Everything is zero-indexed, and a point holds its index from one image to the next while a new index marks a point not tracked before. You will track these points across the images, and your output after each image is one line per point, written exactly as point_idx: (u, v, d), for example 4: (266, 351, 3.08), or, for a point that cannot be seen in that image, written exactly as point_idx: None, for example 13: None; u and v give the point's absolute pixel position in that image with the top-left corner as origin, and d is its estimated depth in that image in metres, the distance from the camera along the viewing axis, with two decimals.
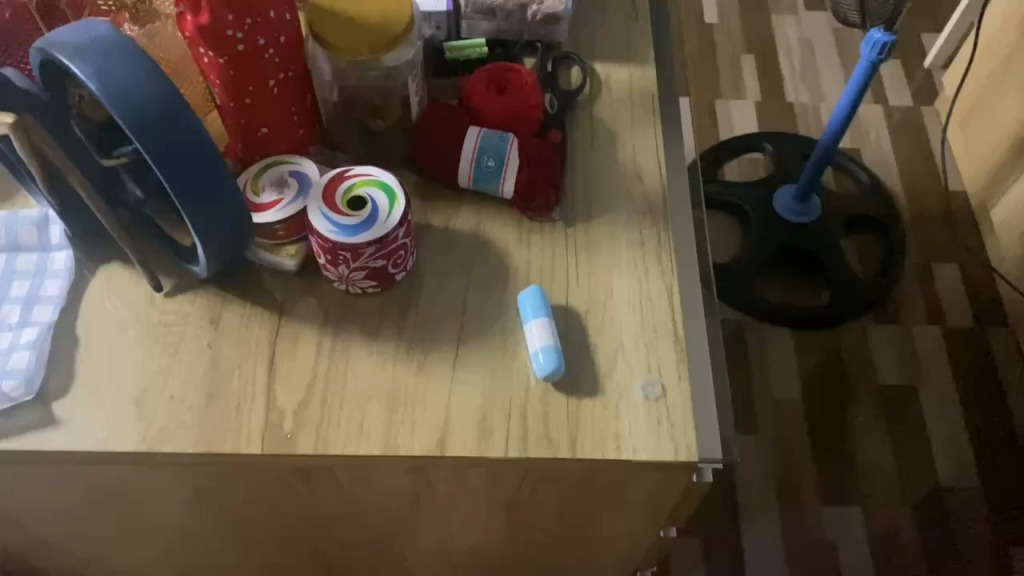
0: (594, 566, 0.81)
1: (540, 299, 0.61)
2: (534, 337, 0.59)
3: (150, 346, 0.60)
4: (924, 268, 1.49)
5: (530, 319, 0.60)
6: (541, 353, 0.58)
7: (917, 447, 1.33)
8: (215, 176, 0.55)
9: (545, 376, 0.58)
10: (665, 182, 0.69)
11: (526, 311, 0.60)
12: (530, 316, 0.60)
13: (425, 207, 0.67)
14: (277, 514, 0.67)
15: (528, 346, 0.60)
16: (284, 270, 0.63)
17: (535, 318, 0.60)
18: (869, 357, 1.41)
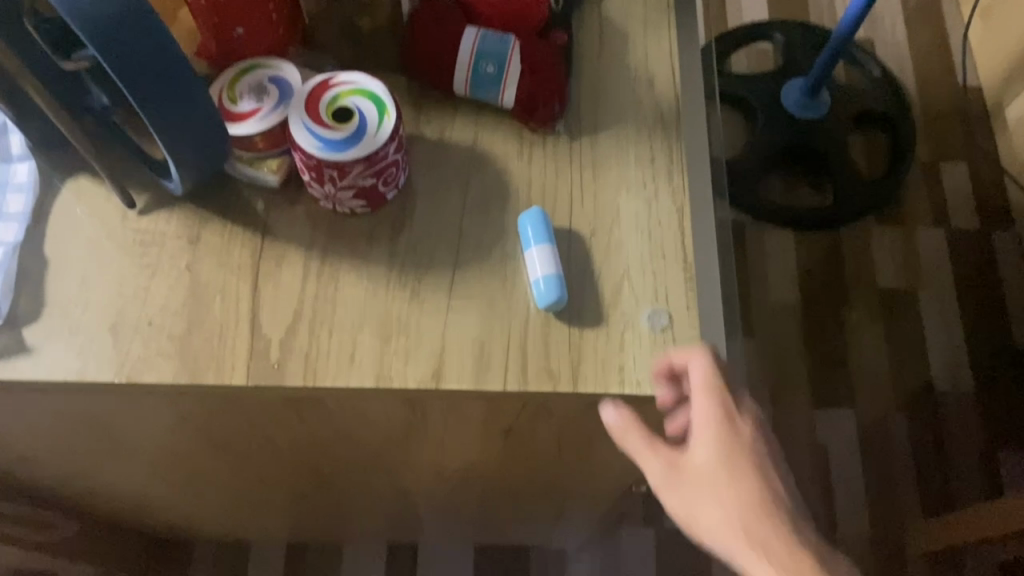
0: (590, 482, 0.81)
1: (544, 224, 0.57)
2: (534, 266, 0.56)
3: (125, 268, 0.56)
4: (932, 167, 1.44)
5: (531, 246, 0.56)
6: (541, 281, 0.55)
7: (913, 351, 1.32)
8: (186, 92, 0.51)
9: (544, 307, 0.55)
10: (679, 89, 0.64)
11: (528, 237, 0.57)
12: (532, 244, 0.56)
13: (417, 115, 0.62)
14: (268, 437, 0.65)
15: (527, 274, 0.56)
16: (266, 185, 0.59)
17: (536, 245, 0.56)
18: (871, 260, 1.37)
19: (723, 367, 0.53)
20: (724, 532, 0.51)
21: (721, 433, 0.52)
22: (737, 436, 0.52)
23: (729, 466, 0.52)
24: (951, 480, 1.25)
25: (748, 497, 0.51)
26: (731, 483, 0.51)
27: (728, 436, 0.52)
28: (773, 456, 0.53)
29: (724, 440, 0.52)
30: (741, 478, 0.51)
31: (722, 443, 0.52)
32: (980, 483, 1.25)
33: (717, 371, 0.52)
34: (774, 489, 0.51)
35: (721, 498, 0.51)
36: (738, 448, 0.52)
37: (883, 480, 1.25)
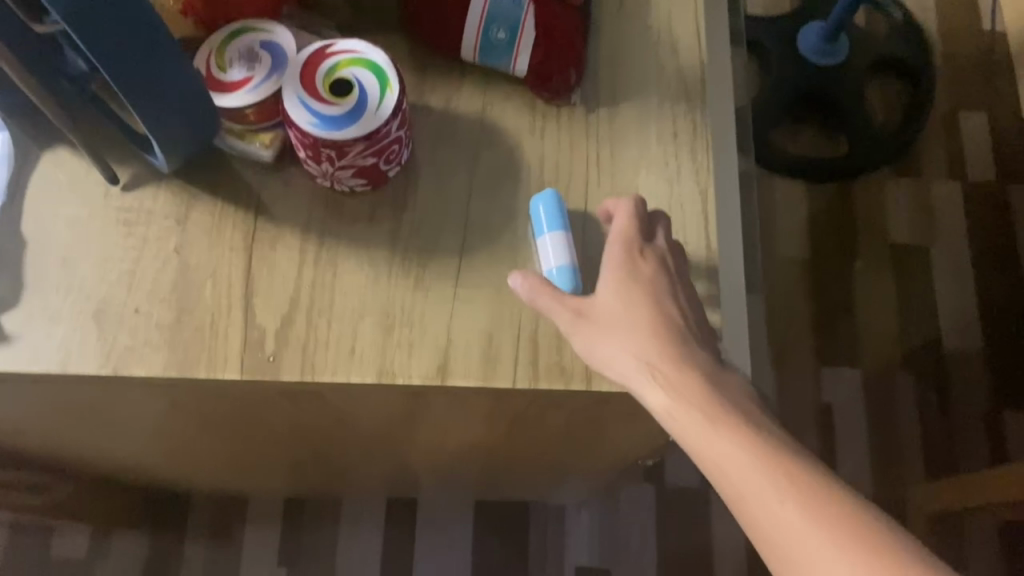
0: (598, 458, 0.78)
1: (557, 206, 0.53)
2: (547, 255, 0.52)
3: (108, 250, 0.53)
4: (950, 117, 1.39)
5: (544, 232, 0.52)
6: (557, 272, 0.51)
7: (921, 310, 1.29)
8: (161, 58, 0.46)
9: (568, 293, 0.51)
10: (704, 56, 0.59)
11: (541, 224, 0.52)
12: (546, 230, 0.52)
13: (421, 83, 0.57)
14: (262, 420, 0.62)
15: (542, 263, 0.52)
16: (258, 161, 0.55)
17: (550, 231, 0.52)
18: (882, 214, 1.33)
19: (644, 219, 0.52)
20: (620, 364, 0.48)
21: (623, 264, 0.50)
22: (639, 269, 0.50)
23: (630, 302, 0.50)
24: (956, 443, 1.24)
25: (651, 332, 0.49)
26: (632, 315, 0.49)
27: (630, 267, 0.50)
28: (678, 285, 0.51)
29: (625, 273, 0.50)
30: (639, 308, 0.49)
31: (622, 277, 0.50)
32: (985, 445, 1.24)
33: (636, 218, 0.52)
34: (673, 315, 0.50)
35: (618, 331, 0.49)
36: (640, 282, 0.50)
37: (888, 441, 1.24)
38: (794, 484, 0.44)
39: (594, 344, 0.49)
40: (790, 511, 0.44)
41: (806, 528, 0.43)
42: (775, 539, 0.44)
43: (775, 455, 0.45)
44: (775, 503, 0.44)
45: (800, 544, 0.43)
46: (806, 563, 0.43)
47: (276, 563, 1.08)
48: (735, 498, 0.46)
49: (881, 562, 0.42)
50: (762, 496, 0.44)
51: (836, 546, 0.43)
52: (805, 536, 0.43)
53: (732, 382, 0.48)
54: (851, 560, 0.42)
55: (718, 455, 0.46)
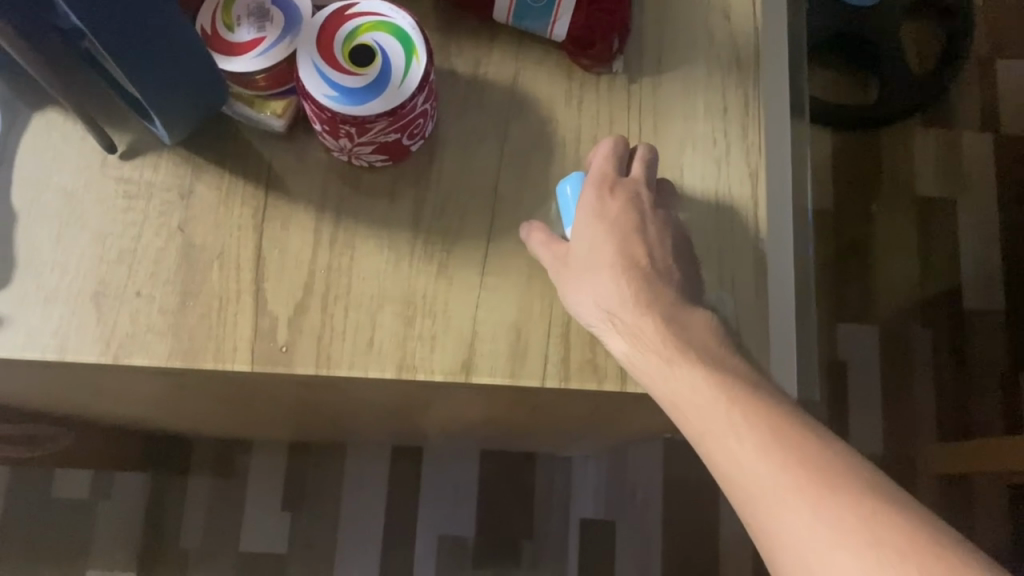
0: (616, 433, 0.74)
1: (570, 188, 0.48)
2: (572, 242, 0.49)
3: (106, 225, 0.48)
4: (987, 65, 1.31)
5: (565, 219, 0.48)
6: None
7: (946, 266, 1.24)
8: (155, 17, 0.41)
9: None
10: (759, 20, 0.54)
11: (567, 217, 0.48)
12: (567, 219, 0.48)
13: (448, 44, 0.52)
14: (267, 395, 0.58)
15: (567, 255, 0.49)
16: (270, 130, 0.50)
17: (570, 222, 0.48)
18: (911, 164, 1.26)
19: (624, 158, 0.48)
20: (585, 307, 0.45)
21: (589, 200, 0.47)
22: (607, 205, 0.46)
23: (594, 241, 0.46)
24: (972, 405, 1.20)
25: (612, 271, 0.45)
26: (598, 251, 0.45)
27: (598, 202, 0.46)
28: (651, 220, 0.47)
29: (591, 209, 0.46)
30: (602, 245, 0.45)
31: (587, 213, 0.46)
32: (1001, 408, 1.20)
33: (613, 157, 0.48)
34: (639, 249, 0.45)
35: (583, 274, 0.45)
36: (605, 219, 0.46)
37: (903, 401, 1.19)
38: (754, 423, 0.39)
39: (564, 287, 0.46)
40: (746, 449, 0.39)
41: (763, 466, 0.38)
42: (734, 482, 0.39)
43: (735, 392, 0.40)
44: (733, 440, 0.39)
45: (757, 486, 0.38)
46: (762, 504, 0.37)
47: (280, 508, 1.04)
48: (698, 441, 0.41)
49: (842, 499, 0.36)
50: (721, 438, 0.39)
51: (793, 485, 0.37)
52: (760, 474, 0.38)
53: (698, 321, 0.44)
54: (809, 500, 0.36)
55: (678, 396, 0.41)
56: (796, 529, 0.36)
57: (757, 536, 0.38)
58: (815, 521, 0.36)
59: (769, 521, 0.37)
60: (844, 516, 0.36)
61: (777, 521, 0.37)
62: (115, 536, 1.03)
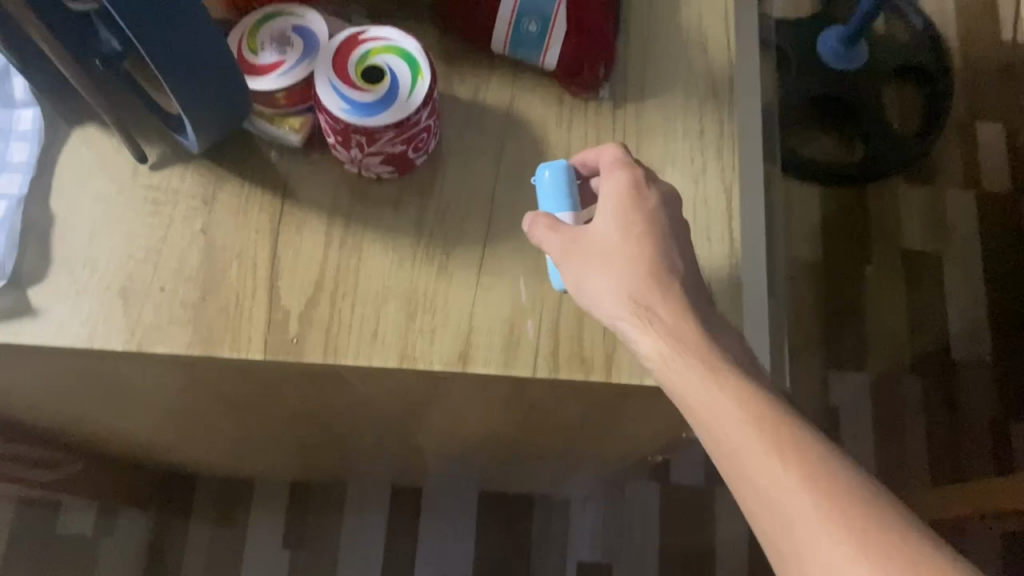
0: (607, 451, 0.78)
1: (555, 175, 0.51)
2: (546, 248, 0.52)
3: (135, 228, 0.53)
4: (966, 127, 1.37)
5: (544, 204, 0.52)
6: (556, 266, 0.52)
7: (933, 313, 1.28)
8: (196, 35, 0.46)
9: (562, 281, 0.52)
10: (733, 55, 0.59)
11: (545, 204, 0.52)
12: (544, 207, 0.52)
13: (450, 73, 0.58)
14: (277, 398, 0.62)
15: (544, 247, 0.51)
16: (287, 145, 0.55)
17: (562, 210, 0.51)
18: (897, 218, 1.32)
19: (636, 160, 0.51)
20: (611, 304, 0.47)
21: (623, 185, 0.49)
22: (644, 200, 0.48)
23: (629, 233, 0.48)
24: (963, 452, 1.22)
25: (646, 268, 0.47)
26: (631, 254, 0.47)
27: (633, 203, 0.48)
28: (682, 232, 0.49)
29: (627, 202, 0.48)
30: (639, 242, 0.47)
31: (624, 203, 0.48)
32: (991, 455, 1.22)
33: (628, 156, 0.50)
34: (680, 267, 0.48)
35: (614, 266, 0.47)
36: (641, 213, 0.48)
37: (894, 446, 1.22)
38: (797, 451, 0.42)
39: (586, 279, 0.47)
40: (792, 477, 0.41)
41: (807, 496, 0.41)
42: (772, 503, 0.41)
43: (769, 417, 0.43)
44: (779, 465, 0.42)
45: (800, 513, 0.41)
46: (802, 530, 0.40)
47: (280, 547, 1.06)
48: (732, 458, 0.43)
49: (882, 536, 0.39)
50: (755, 462, 0.42)
51: (839, 520, 0.40)
52: (796, 498, 0.41)
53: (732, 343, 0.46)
54: (853, 536, 0.39)
55: (722, 411, 0.43)
56: (827, 555, 0.39)
57: (786, 556, 0.41)
58: (854, 553, 0.39)
59: (795, 544, 0.40)
60: (886, 555, 0.39)
61: (814, 547, 0.40)
62: (117, 569, 1.04)
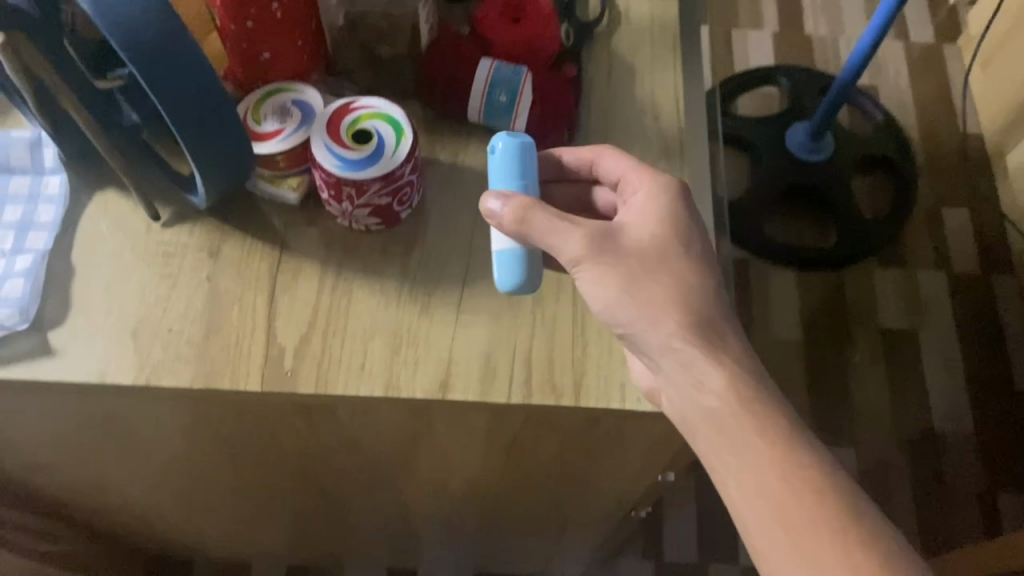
0: (588, 504, 0.82)
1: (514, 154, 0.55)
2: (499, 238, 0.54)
3: (147, 276, 0.59)
4: (934, 212, 1.44)
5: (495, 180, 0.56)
6: (505, 266, 0.54)
7: (914, 384, 1.31)
8: (212, 102, 0.54)
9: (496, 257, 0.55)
10: (683, 121, 0.66)
11: (497, 175, 0.55)
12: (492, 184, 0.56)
13: (432, 141, 0.65)
14: (275, 442, 0.67)
15: (504, 233, 0.54)
16: (285, 202, 0.61)
17: (517, 186, 0.55)
18: (873, 297, 1.37)
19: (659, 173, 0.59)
20: (658, 323, 0.52)
21: (657, 192, 0.56)
22: (682, 215, 0.56)
23: (671, 245, 0.54)
24: (952, 522, 1.23)
25: (689, 281, 0.54)
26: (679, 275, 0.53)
27: (672, 215, 0.55)
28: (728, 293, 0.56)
29: (668, 214, 0.55)
30: (685, 260, 0.54)
31: (664, 213, 0.55)
32: (979, 524, 1.23)
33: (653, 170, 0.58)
34: (723, 312, 0.54)
35: (666, 278, 0.53)
36: (682, 227, 0.55)
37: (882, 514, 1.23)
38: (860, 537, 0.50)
39: (640, 283, 0.53)
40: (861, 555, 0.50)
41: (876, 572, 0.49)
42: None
43: (835, 504, 0.51)
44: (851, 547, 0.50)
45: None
46: None
47: None
48: (806, 538, 0.50)
49: None
50: (807, 534, 0.51)
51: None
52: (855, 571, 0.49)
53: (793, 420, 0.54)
54: None
55: (803, 494, 0.51)
56: None
57: None
58: None
59: None
60: None
61: None
62: None
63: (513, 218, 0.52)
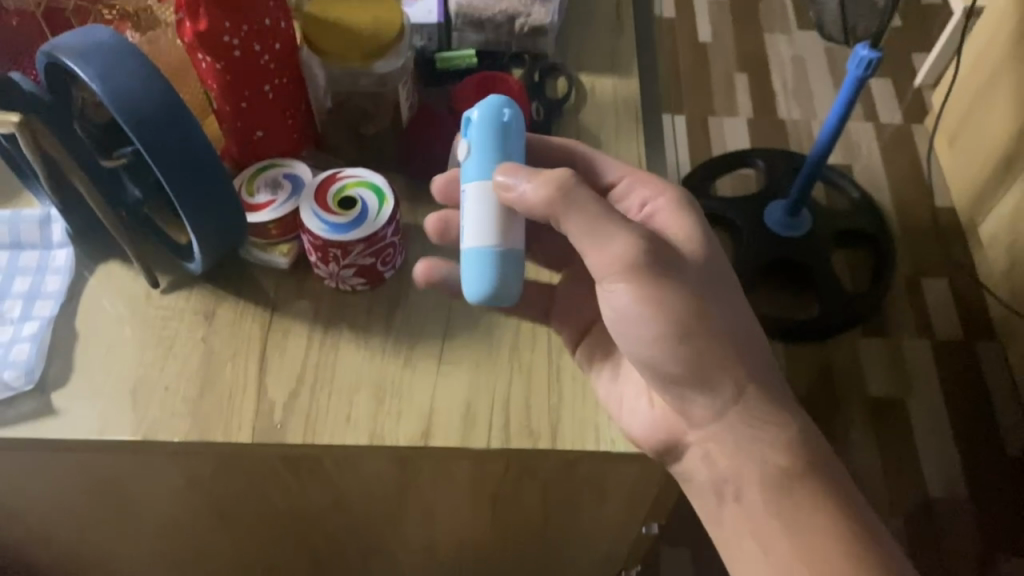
0: (580, 566, 0.83)
1: (494, 131, 0.55)
2: (479, 230, 0.54)
3: (146, 339, 0.62)
4: (912, 283, 1.40)
5: (476, 164, 0.55)
6: (474, 278, 0.54)
7: (905, 455, 1.24)
8: (210, 175, 0.58)
9: (484, 258, 0.54)
10: None
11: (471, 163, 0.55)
12: (467, 169, 0.56)
13: (415, 209, 0.70)
14: (269, 504, 0.69)
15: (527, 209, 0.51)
16: (277, 267, 0.66)
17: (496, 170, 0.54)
18: (858, 367, 1.31)
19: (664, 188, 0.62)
20: (694, 347, 0.52)
21: (683, 207, 0.58)
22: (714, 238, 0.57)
23: (715, 268, 0.55)
24: None
25: (735, 306, 0.55)
26: (715, 295, 0.54)
27: (705, 232, 0.57)
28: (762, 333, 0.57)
29: (701, 232, 0.57)
30: (730, 289, 0.55)
31: (701, 231, 0.57)
32: None
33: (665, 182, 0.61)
34: (760, 341, 0.56)
35: (725, 306, 0.54)
36: (716, 251, 0.57)
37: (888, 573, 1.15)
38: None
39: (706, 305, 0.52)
40: None
41: None
42: None
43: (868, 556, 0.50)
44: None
45: None
46: None
47: None
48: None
49: None
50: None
51: None
52: None
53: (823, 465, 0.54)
54: None
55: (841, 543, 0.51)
56: None
57: None
58: None
59: None
60: None
61: None
62: None
63: (562, 196, 0.50)
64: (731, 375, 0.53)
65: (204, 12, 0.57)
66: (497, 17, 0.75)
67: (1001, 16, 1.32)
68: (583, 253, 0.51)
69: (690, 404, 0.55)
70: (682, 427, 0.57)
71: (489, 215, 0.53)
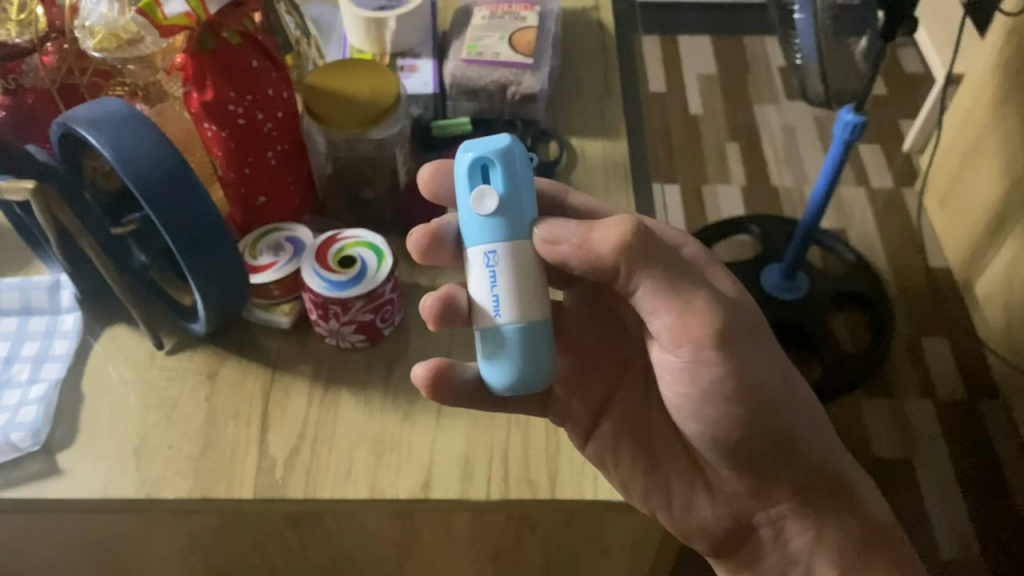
0: None
1: (502, 176, 0.49)
2: (505, 301, 0.49)
3: (150, 399, 0.64)
4: (912, 342, 1.41)
5: (498, 215, 0.48)
6: (500, 360, 0.49)
7: (916, 517, 1.22)
8: (215, 240, 0.60)
9: (525, 329, 0.49)
10: None
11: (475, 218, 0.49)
12: (484, 221, 0.48)
13: (413, 267, 0.72)
14: (270, 565, 0.70)
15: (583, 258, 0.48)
16: (278, 327, 0.67)
17: (507, 224, 0.48)
18: (863, 426, 1.30)
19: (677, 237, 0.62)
20: (767, 418, 0.55)
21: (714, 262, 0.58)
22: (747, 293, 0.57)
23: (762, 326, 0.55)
24: None
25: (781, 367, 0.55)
26: (769, 359, 0.55)
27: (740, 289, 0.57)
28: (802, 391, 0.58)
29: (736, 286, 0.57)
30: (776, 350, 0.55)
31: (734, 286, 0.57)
32: None
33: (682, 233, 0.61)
34: (802, 402, 0.57)
35: (774, 369, 0.55)
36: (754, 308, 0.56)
37: None
38: None
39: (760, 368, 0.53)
40: None
41: None
42: None
43: None
44: None
45: None
46: None
47: None
48: None
49: None
50: None
51: None
52: None
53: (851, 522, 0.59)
54: None
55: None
56: None
57: None
58: None
59: None
60: None
61: None
62: None
63: (641, 250, 0.46)
64: (791, 440, 0.56)
65: (210, 83, 0.60)
66: (489, 86, 0.78)
67: (982, 81, 1.36)
68: (655, 316, 0.49)
69: (759, 478, 0.58)
70: (753, 507, 0.59)
71: (524, 277, 0.49)
